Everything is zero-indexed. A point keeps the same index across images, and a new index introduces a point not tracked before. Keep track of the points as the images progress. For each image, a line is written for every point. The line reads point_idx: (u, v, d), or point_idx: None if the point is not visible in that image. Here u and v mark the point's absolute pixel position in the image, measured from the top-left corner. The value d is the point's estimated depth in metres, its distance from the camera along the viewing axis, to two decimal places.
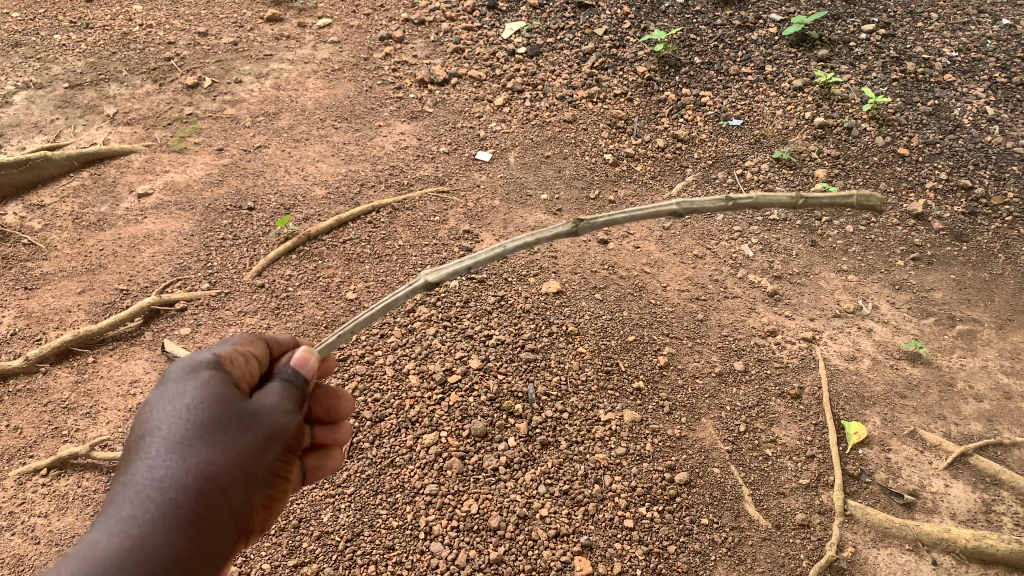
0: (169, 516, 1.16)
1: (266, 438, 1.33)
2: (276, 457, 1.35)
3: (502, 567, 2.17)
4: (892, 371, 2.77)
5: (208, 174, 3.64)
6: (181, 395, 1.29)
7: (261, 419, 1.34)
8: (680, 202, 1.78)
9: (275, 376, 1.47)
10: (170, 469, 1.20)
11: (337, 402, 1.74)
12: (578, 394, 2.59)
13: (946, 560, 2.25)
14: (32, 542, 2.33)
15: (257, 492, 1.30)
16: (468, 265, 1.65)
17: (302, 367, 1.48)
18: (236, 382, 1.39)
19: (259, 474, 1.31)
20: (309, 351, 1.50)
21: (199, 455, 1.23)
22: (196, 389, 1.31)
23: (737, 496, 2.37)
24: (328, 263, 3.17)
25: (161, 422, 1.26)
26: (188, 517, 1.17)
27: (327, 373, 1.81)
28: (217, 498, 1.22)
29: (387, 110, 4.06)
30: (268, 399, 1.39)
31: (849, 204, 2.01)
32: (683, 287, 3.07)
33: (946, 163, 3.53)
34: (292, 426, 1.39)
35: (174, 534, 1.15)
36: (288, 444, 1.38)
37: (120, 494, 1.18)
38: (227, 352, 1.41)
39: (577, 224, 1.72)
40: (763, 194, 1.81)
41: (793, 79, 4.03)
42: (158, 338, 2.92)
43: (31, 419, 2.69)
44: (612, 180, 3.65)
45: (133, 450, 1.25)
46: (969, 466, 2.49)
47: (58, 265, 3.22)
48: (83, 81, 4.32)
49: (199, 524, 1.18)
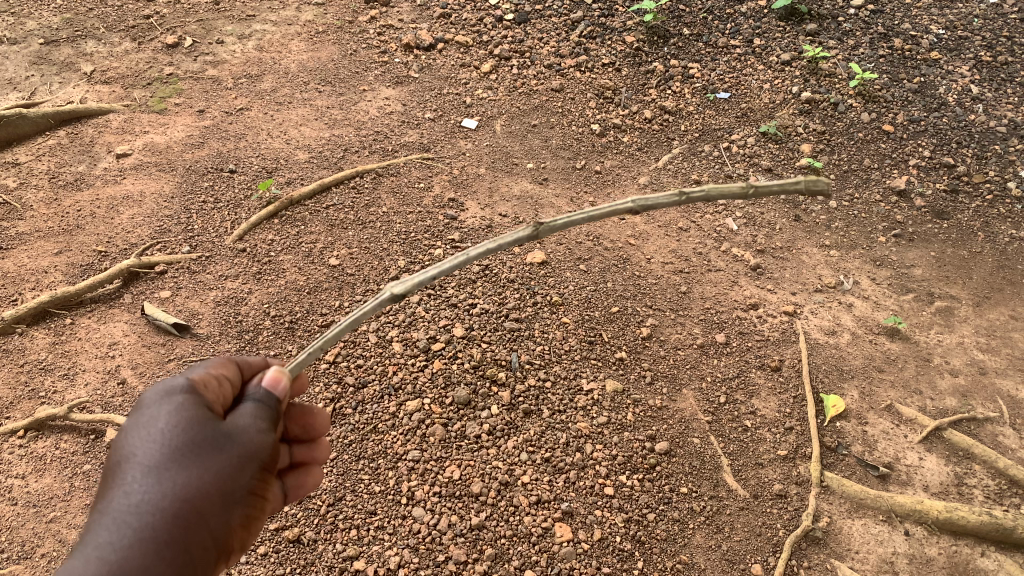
0: (145, 542, 1.14)
1: (243, 458, 1.30)
2: (254, 476, 1.32)
3: (483, 532, 2.18)
4: (871, 345, 2.80)
5: (189, 135, 3.57)
6: (155, 418, 1.27)
7: (236, 438, 1.31)
8: (636, 200, 1.68)
9: (247, 398, 1.42)
10: (146, 494, 1.19)
11: (311, 419, 1.73)
12: (562, 363, 2.60)
13: (918, 530, 2.29)
14: (9, 504, 2.31)
15: (236, 511, 1.28)
16: (434, 274, 1.54)
17: (274, 388, 1.43)
18: (210, 405, 1.35)
19: (237, 493, 1.28)
20: (281, 371, 1.44)
21: (174, 479, 1.21)
22: (171, 413, 1.28)
23: (716, 465, 2.40)
24: (311, 229, 3.13)
25: (137, 448, 1.24)
26: (164, 540, 1.16)
27: (300, 389, 1.80)
28: (194, 520, 1.21)
29: (372, 74, 4.00)
30: (242, 420, 1.35)
31: (797, 190, 1.77)
32: (666, 260, 3.07)
33: (929, 141, 3.54)
34: (268, 445, 1.36)
35: (150, 559, 1.13)
36: (267, 462, 1.35)
37: (97, 522, 1.17)
38: (200, 376, 1.37)
39: (538, 227, 1.62)
40: (713, 186, 1.68)
41: (781, 53, 4.01)
42: (138, 301, 2.89)
43: (7, 380, 2.65)
44: (599, 150, 3.63)
45: (111, 476, 1.23)
46: (943, 439, 2.53)
47: (34, 225, 3.16)
48: (59, 37, 4.22)
49: (176, 547, 1.17)
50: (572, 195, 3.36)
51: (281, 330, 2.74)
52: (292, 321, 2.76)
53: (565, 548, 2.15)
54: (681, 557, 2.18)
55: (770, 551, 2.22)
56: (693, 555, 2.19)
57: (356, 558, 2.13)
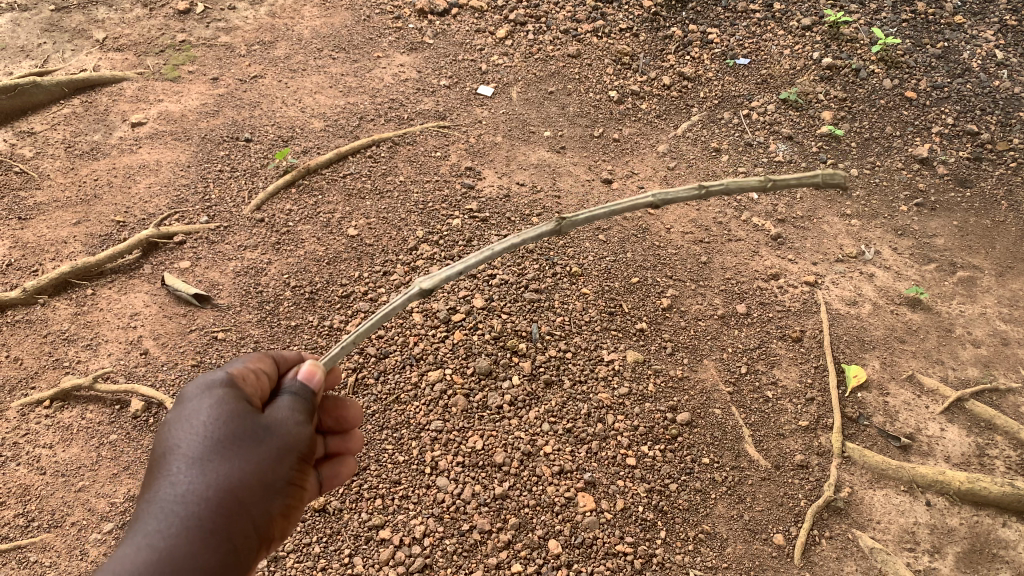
0: (192, 530, 1.15)
1: (282, 449, 1.30)
2: (294, 467, 1.32)
3: (506, 502, 2.19)
4: (893, 316, 2.78)
5: (204, 103, 3.55)
6: (197, 411, 1.28)
7: (275, 431, 1.32)
8: (657, 193, 1.67)
9: (285, 390, 1.43)
10: (193, 483, 1.20)
11: (343, 411, 1.69)
12: (582, 334, 2.60)
13: (940, 500, 2.30)
14: (38, 473, 2.34)
15: (277, 501, 1.28)
16: (460, 269, 1.55)
17: (309, 381, 1.44)
18: (249, 398, 1.36)
19: (278, 483, 1.29)
20: (316, 364, 1.45)
21: (217, 470, 1.22)
22: (213, 405, 1.29)
23: (737, 436, 2.41)
24: (328, 198, 3.12)
25: (181, 439, 1.25)
26: (209, 529, 1.17)
27: (335, 383, 1.77)
28: (238, 509, 1.21)
29: (386, 40, 3.95)
30: (280, 413, 1.36)
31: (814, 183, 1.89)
32: (686, 229, 3.05)
33: (953, 108, 3.48)
34: (307, 436, 1.37)
35: (196, 546, 1.14)
36: (305, 454, 1.36)
37: (145, 511, 1.18)
38: (238, 370, 1.38)
39: (561, 223, 1.62)
40: (732, 180, 1.71)
41: (802, 18, 3.92)
42: (158, 271, 2.89)
43: (30, 350, 2.66)
44: (616, 118, 3.58)
45: (157, 468, 1.25)
46: (964, 410, 2.52)
47: (52, 195, 3.16)
48: (70, 4, 4.19)
49: (221, 536, 1.18)
50: (590, 163, 3.33)
51: (301, 301, 2.74)
52: (313, 292, 2.76)
53: (588, 518, 2.16)
54: (703, 527, 2.19)
55: (792, 521, 2.23)
56: (715, 525, 2.20)
57: (382, 527, 2.15)
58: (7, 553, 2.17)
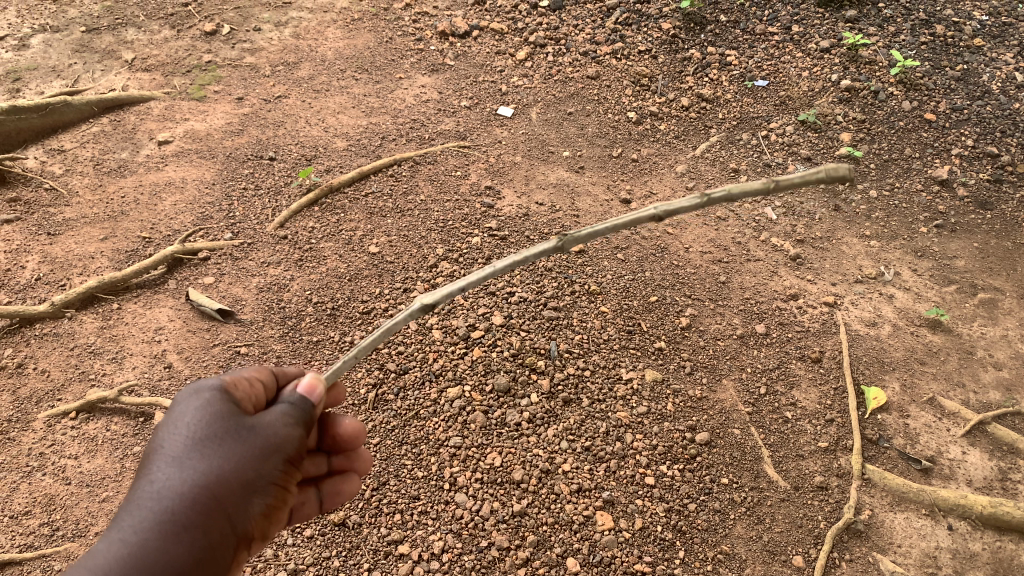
0: (163, 525, 1.15)
1: (262, 446, 1.30)
2: (279, 467, 1.33)
3: (525, 519, 2.20)
4: (913, 337, 2.77)
5: (229, 123, 3.62)
6: (183, 414, 1.31)
7: (261, 430, 1.33)
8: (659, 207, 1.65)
9: (283, 399, 1.45)
10: (170, 479, 1.21)
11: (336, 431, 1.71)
12: (601, 352, 2.61)
13: (962, 525, 2.27)
14: (63, 483, 2.37)
15: (258, 500, 1.29)
16: (463, 285, 1.59)
17: (309, 395, 1.46)
18: (239, 401, 1.39)
19: (260, 482, 1.29)
20: (316, 380, 1.47)
21: (195, 466, 1.23)
22: (198, 408, 1.32)
23: (757, 456, 2.40)
24: (350, 216, 3.16)
25: (165, 440, 1.27)
26: (183, 525, 1.17)
27: (340, 399, 1.79)
28: (214, 506, 1.21)
29: (408, 62, 4.02)
30: (270, 415, 1.38)
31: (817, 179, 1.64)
32: (705, 249, 3.07)
33: (973, 129, 3.48)
34: (294, 438, 1.38)
35: (167, 542, 1.14)
36: (290, 455, 1.36)
37: (123, 509, 1.19)
38: (230, 376, 1.42)
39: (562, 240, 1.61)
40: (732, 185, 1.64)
41: (820, 40, 3.94)
42: (182, 287, 2.94)
43: (57, 363, 2.71)
44: (635, 138, 3.61)
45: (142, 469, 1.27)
46: (986, 434, 2.49)
47: (80, 211, 3.22)
48: (100, 26, 4.30)
49: (194, 533, 1.17)
50: (609, 183, 3.35)
51: (322, 317, 2.77)
52: (334, 308, 2.79)
53: (607, 537, 2.16)
54: (722, 548, 2.18)
55: (812, 543, 2.22)
56: (734, 545, 2.19)
57: (400, 542, 2.16)
58: (32, 562, 2.20)
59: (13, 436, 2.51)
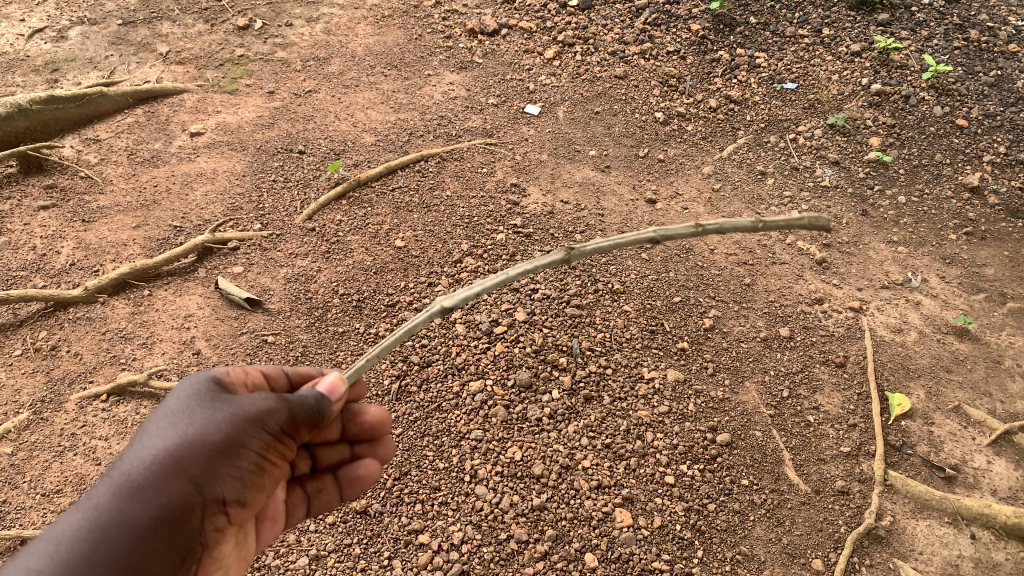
0: (122, 486, 1.22)
1: (235, 416, 1.35)
2: (255, 438, 1.36)
3: (544, 513, 2.21)
4: (940, 345, 2.74)
5: (259, 116, 3.67)
6: (172, 399, 1.41)
7: (239, 404, 1.39)
8: (658, 229, 1.61)
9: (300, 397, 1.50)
10: (142, 451, 1.29)
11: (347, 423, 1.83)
12: (623, 351, 2.61)
13: (985, 534, 2.25)
14: (93, 464, 2.42)
15: (232, 466, 1.33)
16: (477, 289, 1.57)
17: (331, 394, 1.50)
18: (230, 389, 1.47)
19: (233, 449, 1.33)
20: (339, 379, 1.52)
21: (165, 437, 1.30)
22: (183, 396, 1.42)
23: (778, 459, 2.39)
24: (377, 210, 3.20)
25: (152, 419, 1.37)
26: (142, 485, 1.23)
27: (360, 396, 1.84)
28: (177, 468, 1.26)
29: (437, 59, 4.04)
30: (257, 394, 1.43)
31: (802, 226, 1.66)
32: (731, 252, 3.06)
33: (1005, 136, 3.43)
34: (277, 411, 1.41)
35: (124, 501, 1.20)
36: (269, 428, 1.39)
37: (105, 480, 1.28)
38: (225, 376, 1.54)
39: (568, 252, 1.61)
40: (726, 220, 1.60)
41: (851, 43, 3.91)
42: (211, 276, 2.99)
43: (90, 346, 2.76)
44: (662, 139, 3.60)
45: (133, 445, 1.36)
46: (1013, 443, 2.46)
47: (114, 199, 3.28)
48: (136, 19, 4.38)
49: (153, 491, 1.23)
50: (634, 183, 3.35)
51: (348, 308, 2.80)
52: (360, 300, 2.82)
53: (625, 534, 2.16)
54: (741, 548, 2.18)
55: (832, 547, 2.21)
56: (754, 546, 2.19)
57: (421, 532, 2.18)
58: None
59: (46, 416, 2.57)
